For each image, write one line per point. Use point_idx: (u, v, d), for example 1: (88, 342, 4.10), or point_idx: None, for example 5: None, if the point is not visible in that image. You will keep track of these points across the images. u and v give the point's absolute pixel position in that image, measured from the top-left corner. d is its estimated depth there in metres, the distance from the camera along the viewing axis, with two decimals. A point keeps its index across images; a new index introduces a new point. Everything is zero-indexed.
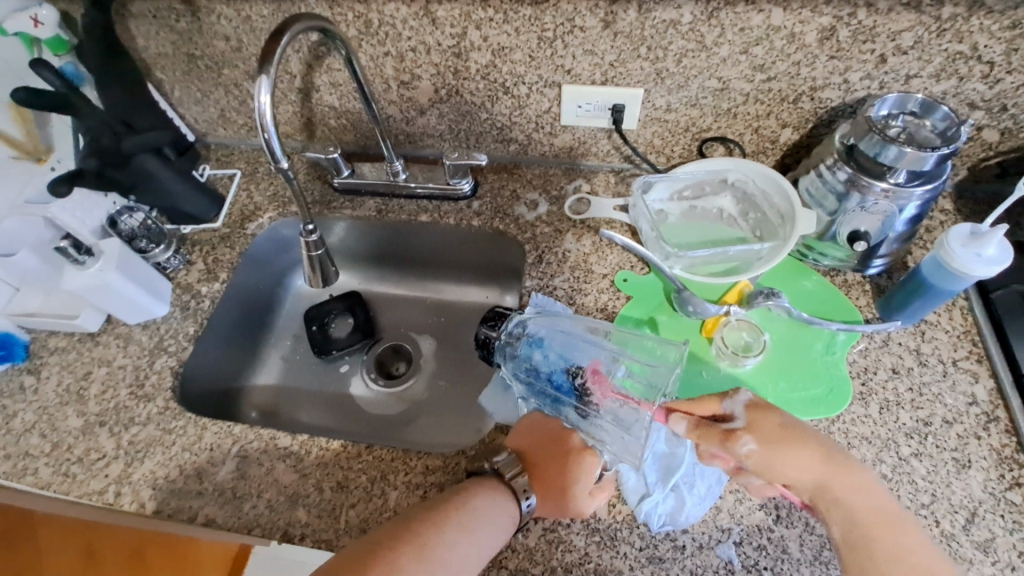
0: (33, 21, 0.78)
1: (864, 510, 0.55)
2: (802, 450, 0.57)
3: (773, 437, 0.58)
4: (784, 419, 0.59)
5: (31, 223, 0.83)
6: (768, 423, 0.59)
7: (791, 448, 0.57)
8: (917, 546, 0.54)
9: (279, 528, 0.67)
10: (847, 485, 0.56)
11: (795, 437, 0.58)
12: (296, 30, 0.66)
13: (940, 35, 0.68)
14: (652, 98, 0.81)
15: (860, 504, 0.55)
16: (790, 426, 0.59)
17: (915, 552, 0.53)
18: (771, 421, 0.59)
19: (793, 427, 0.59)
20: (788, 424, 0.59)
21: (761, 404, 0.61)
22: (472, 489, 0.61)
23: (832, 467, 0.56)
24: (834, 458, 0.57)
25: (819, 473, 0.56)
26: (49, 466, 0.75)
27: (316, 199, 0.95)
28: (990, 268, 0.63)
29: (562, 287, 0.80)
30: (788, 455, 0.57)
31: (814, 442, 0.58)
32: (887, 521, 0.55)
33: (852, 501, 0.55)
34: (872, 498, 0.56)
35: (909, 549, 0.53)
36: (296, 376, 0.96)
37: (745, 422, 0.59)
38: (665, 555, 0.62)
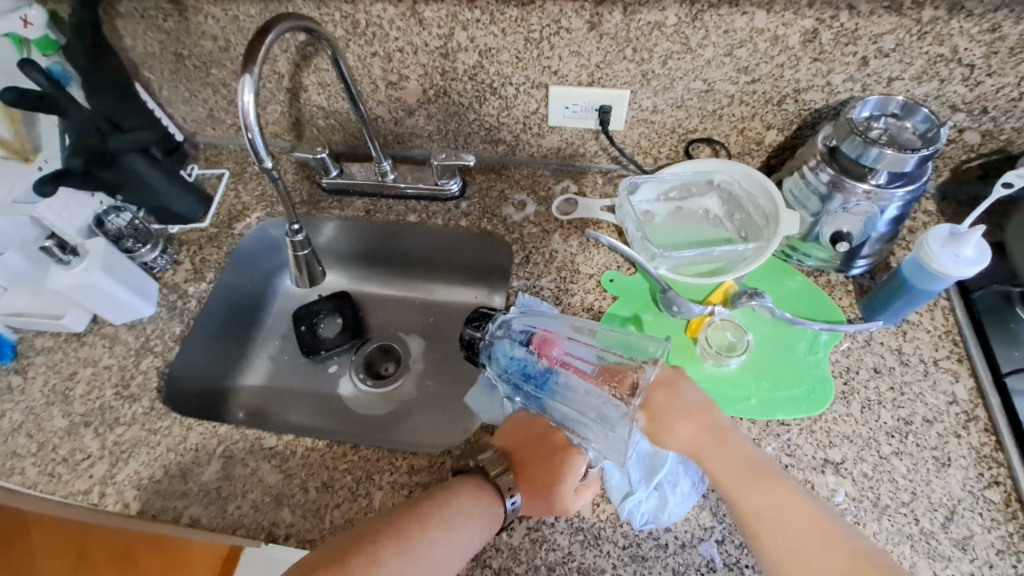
0: (22, 22, 0.78)
1: (727, 468, 0.60)
2: (682, 421, 0.63)
3: (660, 412, 0.64)
4: (681, 395, 0.65)
5: (20, 223, 0.83)
6: (660, 399, 0.64)
7: (678, 420, 0.63)
8: (782, 498, 0.57)
9: (264, 528, 0.67)
10: (719, 452, 0.61)
11: (681, 410, 0.64)
12: (281, 30, 0.66)
13: (921, 37, 0.68)
14: (638, 99, 0.81)
15: (731, 466, 0.60)
16: (682, 402, 0.64)
17: (779, 502, 0.57)
18: (666, 397, 0.64)
19: (690, 401, 0.64)
20: (679, 398, 0.64)
21: (669, 380, 0.66)
22: (457, 487, 0.62)
23: (709, 434, 0.62)
24: (712, 426, 0.63)
25: (700, 442, 0.62)
26: (35, 466, 0.75)
27: (304, 199, 0.95)
28: (967, 267, 0.64)
29: (549, 287, 0.80)
30: (671, 427, 0.63)
31: (701, 414, 0.64)
32: (755, 478, 0.59)
33: (726, 465, 0.60)
34: (742, 457, 0.61)
35: (780, 501, 0.57)
36: (284, 377, 0.95)
37: (643, 399, 0.65)
38: (648, 553, 0.62)
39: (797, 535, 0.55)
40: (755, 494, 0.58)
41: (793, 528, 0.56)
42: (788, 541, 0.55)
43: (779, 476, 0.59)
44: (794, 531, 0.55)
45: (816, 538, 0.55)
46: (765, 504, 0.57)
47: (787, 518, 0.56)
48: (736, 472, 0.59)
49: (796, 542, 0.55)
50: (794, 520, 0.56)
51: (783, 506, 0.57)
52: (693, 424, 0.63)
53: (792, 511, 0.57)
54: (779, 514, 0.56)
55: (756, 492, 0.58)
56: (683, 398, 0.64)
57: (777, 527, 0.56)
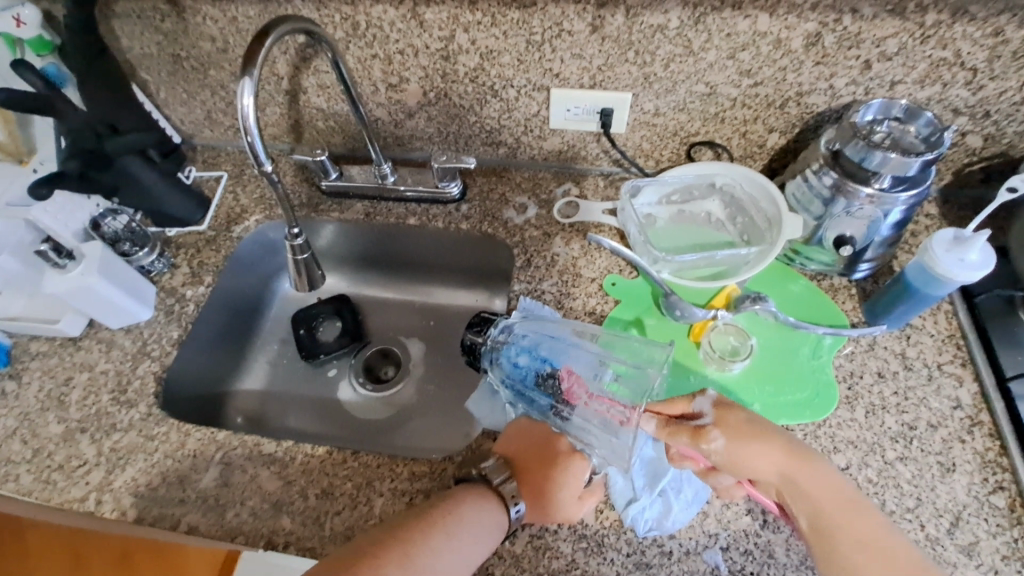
0: (15, 21, 0.78)
1: (824, 492, 0.57)
2: (768, 444, 0.59)
3: (746, 432, 0.59)
4: (749, 416, 0.61)
5: (14, 225, 0.81)
6: (734, 420, 0.60)
7: (759, 444, 0.59)
8: (872, 529, 0.56)
9: (264, 535, 0.66)
10: (812, 475, 0.58)
11: (762, 433, 0.60)
12: (280, 32, 0.65)
13: (924, 41, 0.68)
14: (640, 102, 0.81)
15: (822, 494, 0.57)
16: (755, 423, 0.60)
17: (870, 533, 0.55)
18: (738, 417, 0.61)
19: (765, 423, 0.61)
20: (754, 419, 0.61)
21: (728, 401, 0.63)
22: (459, 495, 0.61)
23: (796, 460, 0.58)
24: (800, 451, 0.59)
25: (788, 468, 0.58)
26: (29, 473, 0.74)
27: (303, 201, 0.94)
28: (971, 272, 0.64)
29: (550, 291, 0.80)
30: (755, 451, 0.58)
31: (778, 435, 0.60)
32: (846, 507, 0.57)
33: (818, 493, 0.57)
34: (832, 484, 0.58)
35: (870, 532, 0.55)
36: (283, 381, 0.95)
37: (714, 419, 0.61)
38: (652, 561, 0.62)
39: (890, 568, 0.54)
40: (849, 524, 0.56)
41: (886, 561, 0.54)
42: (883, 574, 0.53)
43: (864, 504, 0.57)
44: (886, 564, 0.54)
45: (908, 572, 0.53)
46: (859, 535, 0.55)
47: (880, 549, 0.55)
48: (830, 501, 0.57)
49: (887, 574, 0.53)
50: (888, 552, 0.54)
51: (874, 537, 0.55)
52: (780, 447, 0.59)
53: (881, 541, 0.55)
54: (871, 545, 0.55)
55: (848, 524, 0.56)
56: (753, 419, 0.60)
57: (871, 560, 0.54)
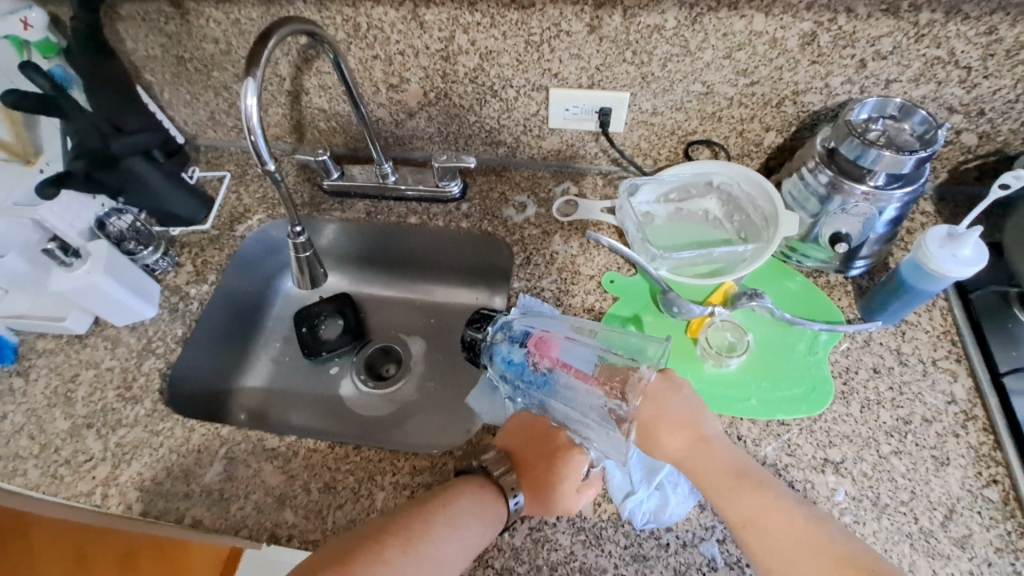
0: (22, 24, 0.78)
1: (715, 475, 0.59)
2: (670, 431, 0.62)
3: (650, 420, 0.63)
4: (665, 404, 0.64)
5: (19, 224, 0.82)
6: (650, 410, 0.63)
7: (667, 431, 0.62)
8: (766, 503, 0.57)
9: (267, 528, 0.68)
10: (706, 459, 0.60)
11: (669, 419, 0.63)
12: (283, 33, 0.66)
13: (919, 40, 0.69)
14: (638, 102, 0.82)
15: (716, 474, 0.59)
16: (669, 410, 0.63)
17: (764, 507, 0.57)
18: (653, 408, 0.63)
19: (680, 411, 0.63)
20: (662, 406, 0.64)
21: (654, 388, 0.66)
22: (460, 487, 0.62)
23: (698, 443, 0.61)
24: (700, 436, 0.62)
25: (689, 450, 0.61)
26: (37, 468, 0.75)
27: (305, 201, 0.95)
28: (965, 268, 0.64)
29: (550, 288, 0.81)
30: (657, 437, 0.62)
31: (687, 420, 0.63)
32: (739, 484, 0.58)
33: (715, 471, 0.59)
34: (725, 463, 0.60)
35: (768, 506, 0.57)
36: (285, 378, 0.96)
37: (633, 408, 0.64)
38: (649, 553, 0.63)
39: (780, 539, 0.55)
40: (738, 499, 0.58)
41: (778, 534, 0.55)
42: (773, 544, 0.55)
43: (764, 480, 0.59)
44: (778, 535, 0.55)
45: (800, 543, 0.54)
46: (749, 510, 0.57)
47: (773, 519, 0.56)
48: (719, 479, 0.59)
49: (778, 544, 0.55)
50: (779, 523, 0.56)
51: (766, 510, 0.56)
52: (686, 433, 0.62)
53: (775, 515, 0.56)
54: (767, 518, 0.56)
55: (738, 498, 0.58)
56: (669, 404, 0.64)
57: (764, 532, 0.56)
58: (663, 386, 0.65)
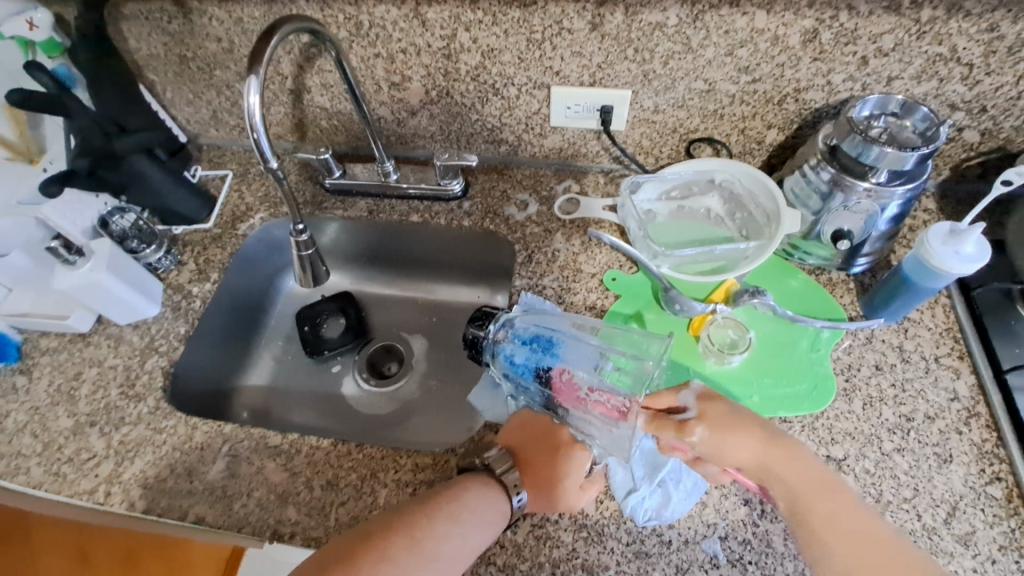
0: (29, 25, 0.79)
1: (798, 478, 0.59)
2: (746, 436, 0.60)
3: (726, 424, 0.61)
4: (732, 407, 0.63)
5: (24, 224, 0.82)
6: (718, 413, 0.62)
7: (739, 433, 0.60)
8: (847, 512, 0.57)
9: (270, 526, 0.68)
10: (787, 463, 0.59)
11: (743, 423, 0.61)
12: (286, 31, 0.66)
13: (921, 37, 0.69)
14: (639, 100, 0.82)
15: (801, 479, 0.59)
16: (742, 414, 0.62)
17: (842, 514, 0.57)
18: (721, 409, 0.62)
19: (747, 415, 0.62)
20: (734, 411, 0.62)
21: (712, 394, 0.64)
22: (462, 483, 0.62)
23: (773, 447, 0.60)
24: (778, 440, 0.61)
25: (766, 455, 0.60)
26: (40, 466, 0.75)
27: (307, 199, 0.95)
28: (968, 264, 0.64)
29: (551, 286, 0.81)
30: (733, 440, 0.60)
31: (756, 425, 0.62)
32: (821, 490, 0.58)
33: (796, 477, 0.59)
34: (809, 469, 0.59)
35: (847, 514, 0.57)
36: (288, 376, 0.96)
37: (698, 412, 0.62)
38: (652, 550, 0.63)
39: (865, 547, 0.55)
40: (822, 506, 0.57)
41: (859, 542, 0.55)
42: (856, 553, 0.55)
43: (838, 487, 0.59)
44: (858, 543, 0.55)
45: (880, 553, 0.55)
46: (833, 516, 0.57)
47: (852, 528, 0.56)
48: (806, 485, 0.58)
49: (859, 553, 0.55)
50: (859, 532, 0.56)
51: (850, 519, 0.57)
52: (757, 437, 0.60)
53: (860, 523, 0.56)
54: (845, 526, 0.56)
55: (821, 505, 0.57)
56: (736, 409, 0.62)
57: (843, 540, 0.56)
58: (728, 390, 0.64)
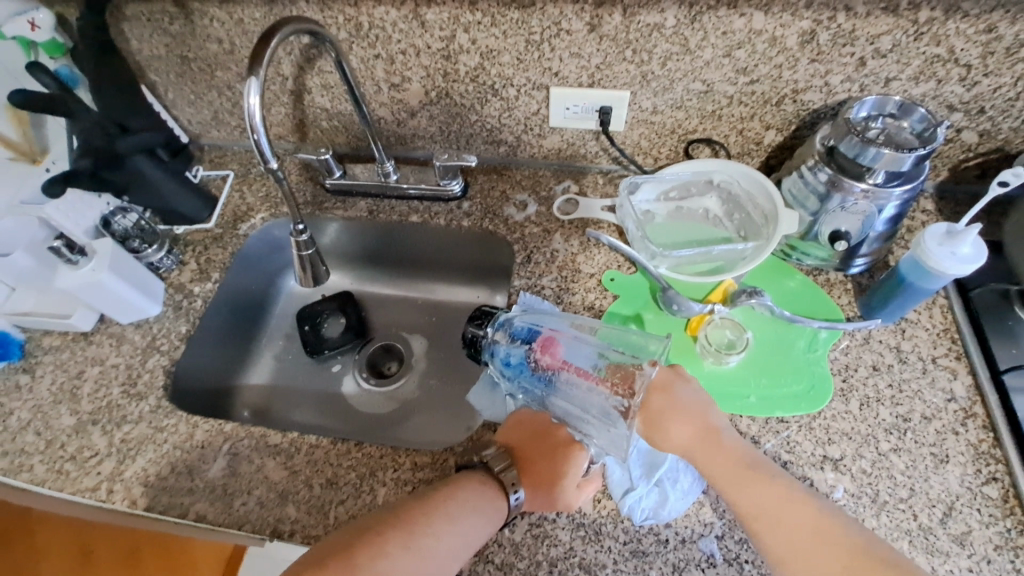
0: (30, 25, 0.80)
1: (734, 469, 0.59)
2: (680, 426, 0.62)
3: (660, 415, 0.63)
4: (677, 398, 0.64)
5: (27, 223, 0.84)
6: (659, 403, 0.64)
7: (670, 423, 0.63)
8: (775, 495, 0.57)
9: (270, 523, 0.68)
10: (721, 454, 0.61)
11: (679, 411, 0.63)
12: (285, 33, 0.67)
13: (918, 38, 0.69)
14: (638, 100, 0.82)
15: (727, 465, 0.60)
16: (681, 402, 0.64)
17: (770, 498, 0.57)
18: (663, 399, 0.64)
19: (687, 404, 0.64)
20: (675, 402, 0.64)
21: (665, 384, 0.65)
22: (461, 481, 0.63)
23: (704, 436, 0.62)
24: (709, 429, 0.62)
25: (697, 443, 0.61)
26: (43, 464, 0.76)
27: (308, 199, 0.96)
28: (965, 266, 0.64)
29: (550, 286, 0.81)
30: (665, 429, 0.63)
31: (695, 415, 0.63)
32: (749, 475, 0.59)
33: (725, 464, 0.60)
34: (737, 456, 0.60)
35: (775, 498, 0.57)
36: (288, 376, 0.96)
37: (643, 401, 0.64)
38: (648, 549, 0.63)
39: (792, 529, 0.55)
40: (749, 491, 0.58)
41: (786, 525, 0.55)
42: (783, 535, 0.55)
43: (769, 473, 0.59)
44: (786, 525, 0.55)
45: (809, 534, 0.54)
46: (758, 500, 0.57)
47: (782, 509, 0.56)
48: (731, 471, 0.59)
49: (786, 534, 0.55)
50: (791, 516, 0.56)
51: (777, 502, 0.57)
52: (689, 425, 0.62)
53: (787, 505, 0.56)
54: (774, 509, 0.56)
55: (749, 490, 0.58)
56: (678, 399, 0.64)
57: (772, 523, 0.56)
58: (669, 380, 0.65)
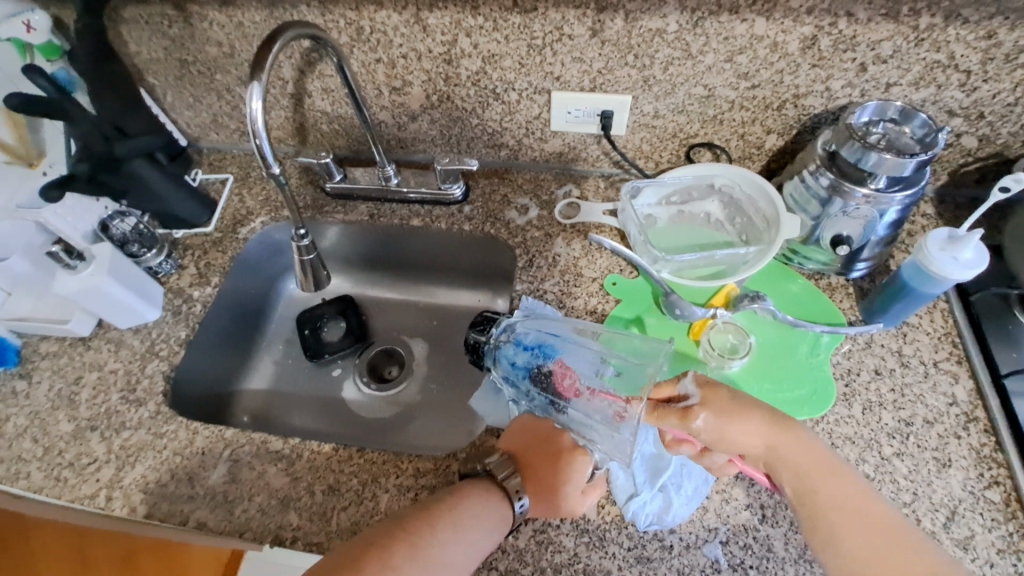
0: (26, 26, 0.79)
1: (806, 461, 0.58)
2: (750, 420, 0.60)
3: (728, 408, 0.60)
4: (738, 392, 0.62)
5: (24, 227, 0.83)
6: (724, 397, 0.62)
7: (741, 418, 0.60)
8: (848, 493, 0.57)
9: (271, 531, 0.68)
10: (793, 447, 0.59)
11: (750, 407, 0.61)
12: (287, 37, 0.66)
13: (918, 44, 0.69)
14: (640, 105, 0.82)
15: (802, 462, 0.58)
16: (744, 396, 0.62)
17: (842, 495, 0.57)
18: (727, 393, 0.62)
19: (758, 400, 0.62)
20: (740, 396, 0.62)
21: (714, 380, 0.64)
22: (464, 489, 0.62)
23: (776, 432, 0.60)
24: (783, 427, 0.60)
25: (770, 439, 0.59)
26: (41, 470, 0.75)
27: (308, 203, 0.95)
28: (965, 271, 0.65)
29: (552, 291, 0.81)
30: (736, 424, 0.60)
31: (760, 407, 0.61)
32: (823, 473, 0.58)
33: (798, 459, 0.58)
34: (810, 448, 0.59)
35: (847, 494, 0.57)
36: (288, 381, 0.96)
37: (701, 397, 0.62)
38: (653, 555, 0.63)
39: (868, 524, 0.55)
40: (821, 490, 0.57)
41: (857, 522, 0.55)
42: (860, 531, 0.55)
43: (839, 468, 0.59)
44: (856, 522, 0.55)
45: (877, 532, 0.55)
46: (835, 497, 0.56)
47: (858, 509, 0.56)
48: (803, 465, 0.58)
49: (857, 531, 0.55)
50: (861, 509, 0.56)
51: (851, 502, 0.56)
52: (761, 421, 0.60)
53: (858, 501, 0.56)
54: (846, 505, 0.56)
55: (822, 484, 0.57)
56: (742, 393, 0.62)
57: (845, 518, 0.55)
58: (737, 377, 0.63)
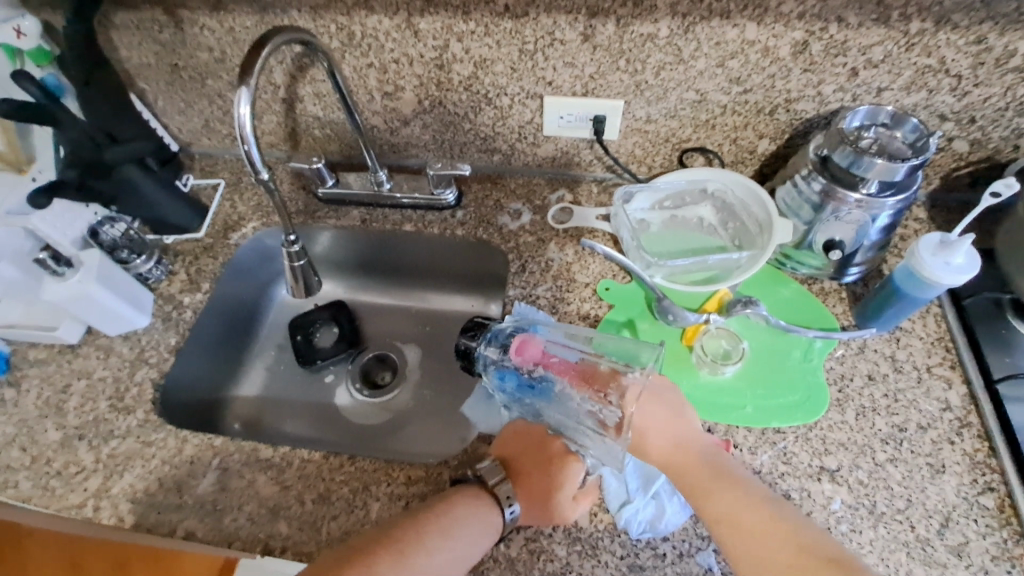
0: (16, 32, 0.79)
1: (701, 477, 0.59)
2: (652, 438, 0.62)
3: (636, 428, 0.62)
4: (655, 409, 0.63)
5: (13, 233, 0.81)
6: (638, 418, 0.62)
7: (648, 436, 0.62)
8: (748, 501, 0.57)
9: (261, 540, 0.67)
10: (693, 464, 0.60)
11: (657, 424, 0.62)
12: (277, 43, 0.66)
13: (909, 49, 0.69)
14: (632, 109, 0.82)
15: (703, 477, 0.59)
16: (655, 416, 0.63)
17: (744, 505, 0.56)
18: (641, 416, 0.63)
19: (664, 416, 0.63)
20: (652, 416, 0.63)
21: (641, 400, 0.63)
22: (454, 497, 0.62)
23: (680, 448, 0.61)
24: (686, 442, 0.61)
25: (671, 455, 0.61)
26: (28, 480, 0.74)
27: (300, 209, 0.95)
28: (958, 276, 0.65)
29: (545, 296, 0.81)
30: (643, 445, 0.62)
31: (673, 427, 0.62)
32: (723, 487, 0.58)
33: (695, 473, 0.59)
34: (708, 465, 0.60)
35: (749, 502, 0.57)
36: (281, 387, 0.95)
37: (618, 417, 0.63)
38: (646, 563, 0.62)
39: (756, 532, 0.55)
40: (721, 503, 0.57)
41: (759, 533, 0.55)
42: (749, 542, 0.54)
43: (741, 476, 0.59)
44: (761, 532, 0.55)
45: (772, 532, 0.54)
46: (727, 512, 0.56)
47: (752, 517, 0.56)
48: (703, 478, 0.59)
49: (761, 541, 0.54)
50: (752, 520, 0.55)
51: (739, 507, 0.56)
52: (665, 438, 0.62)
53: (749, 510, 0.56)
54: (742, 511, 0.56)
55: (717, 494, 0.57)
56: (655, 412, 0.63)
57: (743, 526, 0.55)
58: (647, 395, 0.63)
